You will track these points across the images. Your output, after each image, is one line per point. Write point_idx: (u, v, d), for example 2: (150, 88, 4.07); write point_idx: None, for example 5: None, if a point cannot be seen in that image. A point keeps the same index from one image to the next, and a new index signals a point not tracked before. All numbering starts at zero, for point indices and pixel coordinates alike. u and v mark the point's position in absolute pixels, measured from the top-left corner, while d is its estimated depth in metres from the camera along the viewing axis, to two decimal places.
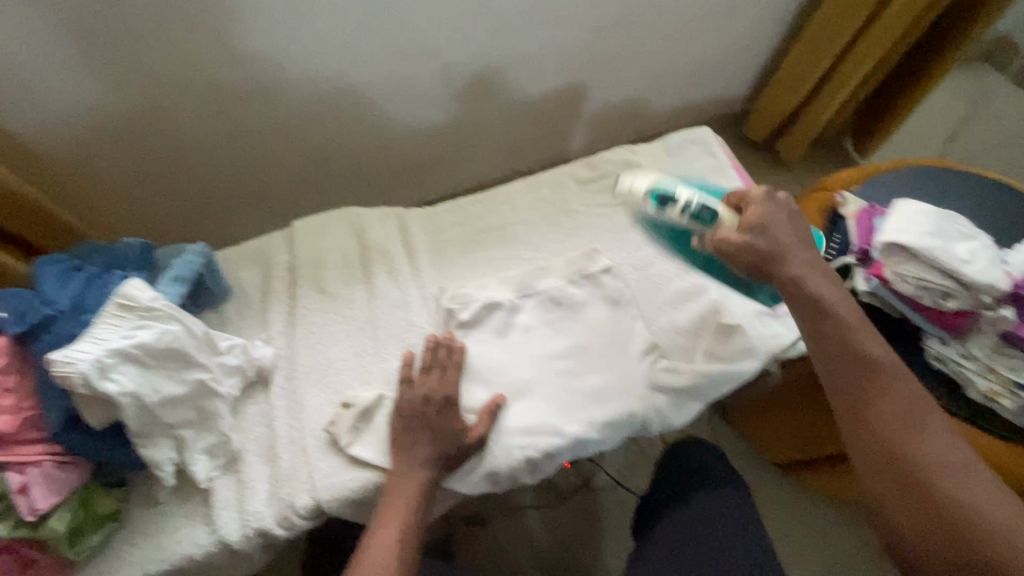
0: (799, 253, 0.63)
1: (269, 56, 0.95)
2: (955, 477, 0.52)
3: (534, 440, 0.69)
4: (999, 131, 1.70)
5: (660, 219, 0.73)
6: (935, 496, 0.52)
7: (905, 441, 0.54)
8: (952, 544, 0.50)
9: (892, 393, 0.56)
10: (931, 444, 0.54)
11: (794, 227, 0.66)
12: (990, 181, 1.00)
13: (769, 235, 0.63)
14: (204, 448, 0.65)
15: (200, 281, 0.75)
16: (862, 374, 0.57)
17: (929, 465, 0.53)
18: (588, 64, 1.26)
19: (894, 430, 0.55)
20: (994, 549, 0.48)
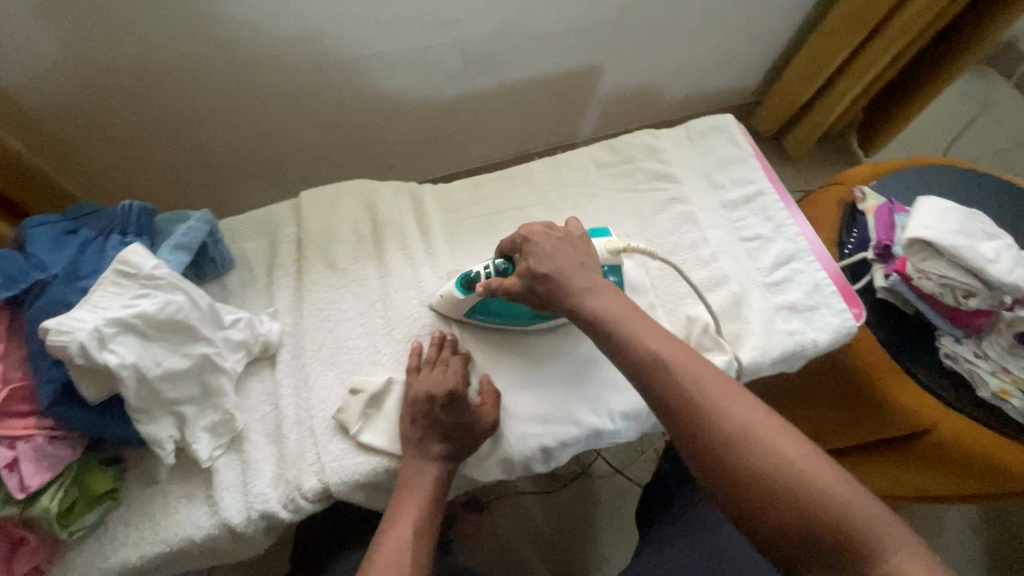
0: (574, 275, 0.62)
1: (275, 19, 0.89)
2: (787, 457, 0.46)
3: (550, 429, 0.67)
4: (1002, 135, 1.71)
5: (477, 306, 0.70)
6: (773, 490, 0.45)
7: (722, 436, 0.48)
8: (806, 540, 0.43)
9: (691, 383, 0.51)
10: (751, 429, 0.48)
11: (568, 248, 0.64)
12: (1008, 183, 0.98)
13: (541, 273, 0.62)
14: (207, 426, 0.62)
15: (203, 250, 0.71)
16: (660, 372, 0.52)
17: (754, 454, 0.46)
18: (606, 44, 1.22)
19: (707, 424, 0.48)
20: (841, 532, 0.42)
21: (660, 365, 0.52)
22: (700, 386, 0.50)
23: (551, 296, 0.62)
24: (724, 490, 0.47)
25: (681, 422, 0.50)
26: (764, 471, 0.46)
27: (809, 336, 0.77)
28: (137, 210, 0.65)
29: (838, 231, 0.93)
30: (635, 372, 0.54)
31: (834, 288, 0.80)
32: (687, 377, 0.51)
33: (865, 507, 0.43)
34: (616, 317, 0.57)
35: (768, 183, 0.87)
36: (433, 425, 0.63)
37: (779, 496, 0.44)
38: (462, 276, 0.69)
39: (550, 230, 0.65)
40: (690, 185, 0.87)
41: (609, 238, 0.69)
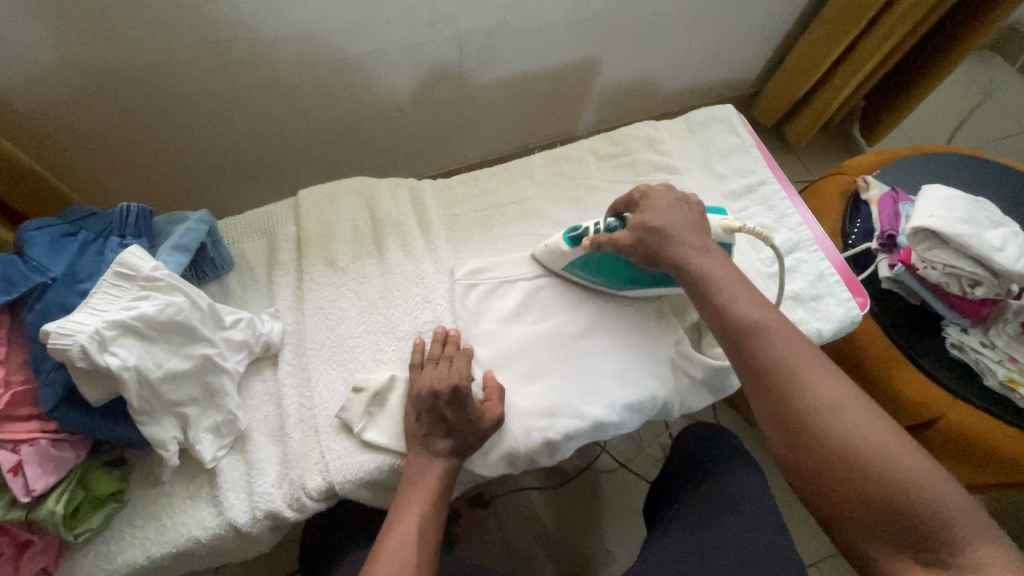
0: (684, 235, 0.62)
1: (271, 16, 0.88)
2: (876, 432, 0.47)
3: (554, 423, 0.67)
4: (1007, 121, 1.69)
5: (578, 261, 0.72)
6: (855, 464, 0.46)
7: (810, 405, 0.49)
8: (883, 515, 0.44)
9: (787, 348, 0.51)
10: (840, 402, 0.48)
11: (681, 212, 0.64)
12: (1013, 170, 0.97)
13: (654, 227, 0.62)
14: (209, 427, 0.62)
15: (202, 250, 0.71)
16: (754, 335, 0.53)
17: (844, 426, 0.47)
18: (604, 36, 1.21)
19: (797, 391, 0.49)
20: (922, 512, 0.43)
21: (755, 329, 0.53)
22: (795, 353, 0.51)
23: (658, 254, 0.62)
24: (810, 457, 0.48)
25: (769, 387, 0.51)
26: (849, 444, 0.46)
27: (814, 326, 0.76)
28: (136, 212, 0.65)
29: (842, 221, 0.92)
30: (725, 336, 0.55)
31: (839, 277, 0.80)
32: (784, 343, 0.52)
33: (948, 491, 0.44)
34: (716, 280, 0.58)
35: (770, 173, 0.87)
36: (437, 421, 0.62)
37: (867, 470, 0.45)
38: (574, 230, 0.71)
39: (672, 200, 0.65)
40: (692, 176, 0.86)
41: (724, 216, 0.68)
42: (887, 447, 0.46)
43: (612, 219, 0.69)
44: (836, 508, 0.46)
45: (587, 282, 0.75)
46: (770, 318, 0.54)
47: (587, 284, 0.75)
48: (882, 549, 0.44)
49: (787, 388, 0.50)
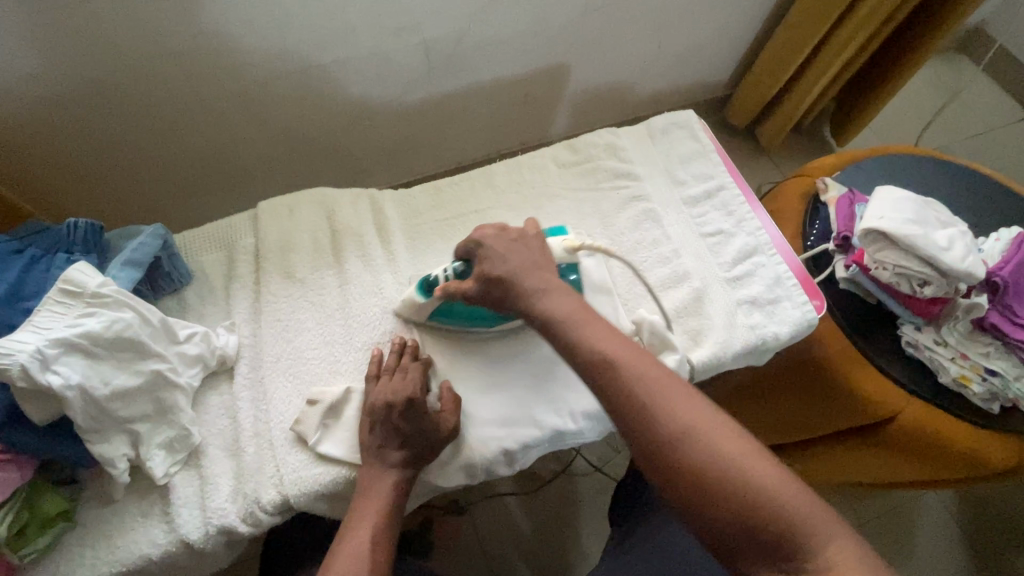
0: (528, 275, 0.61)
1: (232, 30, 0.88)
2: (733, 453, 0.46)
3: (511, 432, 0.67)
4: (973, 120, 1.72)
5: (441, 308, 0.70)
6: (710, 488, 0.45)
7: (668, 436, 0.47)
8: (748, 535, 0.44)
9: (639, 382, 0.50)
10: (695, 428, 0.47)
11: (522, 251, 0.64)
12: (969, 170, 0.99)
13: (496, 275, 0.61)
14: (162, 443, 0.62)
15: (157, 264, 0.70)
16: (609, 373, 0.51)
17: (702, 452, 0.46)
18: (572, 42, 1.22)
19: (652, 425, 0.48)
20: (781, 527, 0.43)
21: (607, 365, 0.52)
22: (646, 383, 0.50)
23: (506, 301, 0.61)
24: (675, 489, 0.46)
25: (628, 423, 0.49)
26: (708, 471, 0.45)
27: (770, 329, 0.77)
28: (83, 227, 0.65)
29: (802, 223, 0.93)
30: (586, 372, 0.53)
31: (796, 280, 0.80)
32: (638, 375, 0.50)
33: (800, 498, 0.44)
34: (563, 317, 0.57)
35: (728, 178, 0.88)
36: (391, 434, 0.62)
37: (728, 494, 0.44)
38: (425, 279, 0.69)
39: (501, 239, 0.65)
40: (651, 182, 0.87)
41: (564, 237, 0.71)
42: (743, 463, 0.45)
43: (455, 264, 0.67)
44: (709, 535, 0.45)
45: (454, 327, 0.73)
46: (622, 350, 0.52)
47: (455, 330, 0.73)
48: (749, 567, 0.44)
49: (644, 421, 0.48)
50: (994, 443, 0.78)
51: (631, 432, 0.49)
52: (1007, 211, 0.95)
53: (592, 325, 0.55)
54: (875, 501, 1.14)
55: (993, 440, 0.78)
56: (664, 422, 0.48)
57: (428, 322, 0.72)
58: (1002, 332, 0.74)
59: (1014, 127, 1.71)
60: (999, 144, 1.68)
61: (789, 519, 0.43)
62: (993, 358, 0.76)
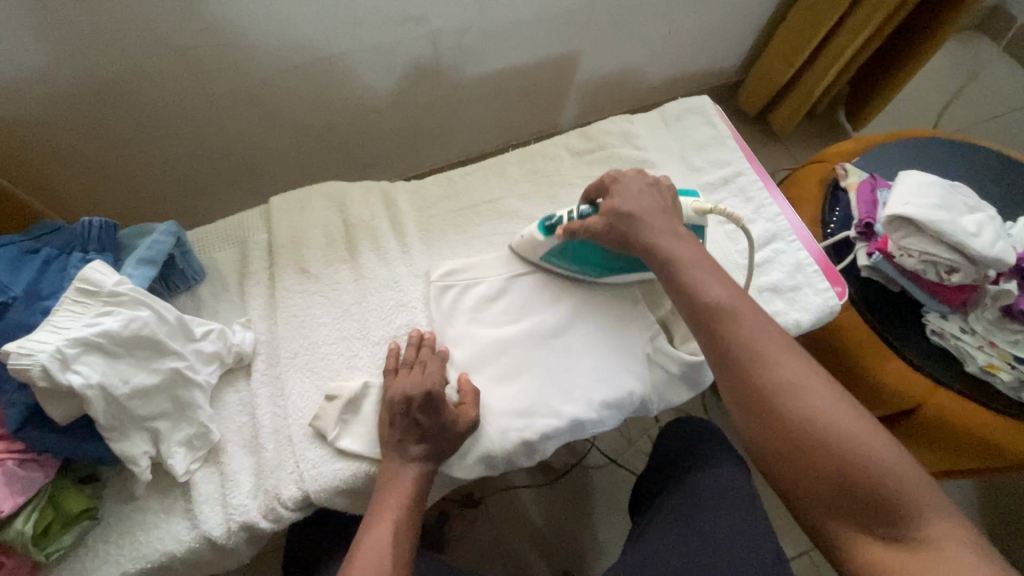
0: (651, 219, 0.64)
1: (239, 24, 0.87)
2: (839, 415, 0.48)
3: (532, 422, 0.66)
4: (992, 101, 1.68)
5: (555, 251, 0.72)
6: (813, 443, 0.48)
7: (774, 384, 0.50)
8: (844, 493, 0.46)
9: (753, 333, 0.53)
10: (803, 381, 0.50)
11: (653, 197, 0.66)
12: (994, 152, 0.96)
13: (625, 213, 0.64)
14: (182, 441, 0.62)
15: (171, 262, 0.70)
16: (721, 320, 0.54)
17: (806, 408, 0.49)
18: (582, 28, 1.20)
19: (767, 374, 0.51)
20: (877, 483, 0.45)
21: (721, 312, 0.55)
22: (760, 335, 0.53)
23: (628, 241, 0.64)
24: (774, 439, 0.50)
25: (737, 369, 0.52)
26: (812, 422, 0.48)
27: (791, 317, 0.76)
28: (98, 226, 0.65)
29: (821, 210, 0.91)
30: (697, 318, 0.56)
31: (817, 266, 0.79)
32: (751, 327, 0.53)
33: (901, 462, 0.46)
34: (685, 262, 0.60)
35: (747, 164, 0.86)
36: (410, 428, 0.62)
37: (827, 451, 0.47)
38: (547, 220, 0.71)
39: (638, 186, 0.67)
40: (668, 170, 0.85)
41: (695, 198, 0.69)
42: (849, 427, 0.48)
43: (584, 206, 0.70)
44: (800, 484, 0.49)
45: (563, 271, 0.75)
46: (739, 301, 0.55)
47: (563, 273, 0.75)
48: (836, 523, 0.47)
49: (754, 369, 0.51)
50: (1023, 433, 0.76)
51: (739, 380, 0.52)
52: None
53: (707, 278, 0.58)
54: None
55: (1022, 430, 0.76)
56: (773, 374, 0.51)
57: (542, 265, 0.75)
58: None
59: None
60: (1019, 126, 1.64)
61: (887, 477, 0.45)
62: (1022, 346, 0.73)
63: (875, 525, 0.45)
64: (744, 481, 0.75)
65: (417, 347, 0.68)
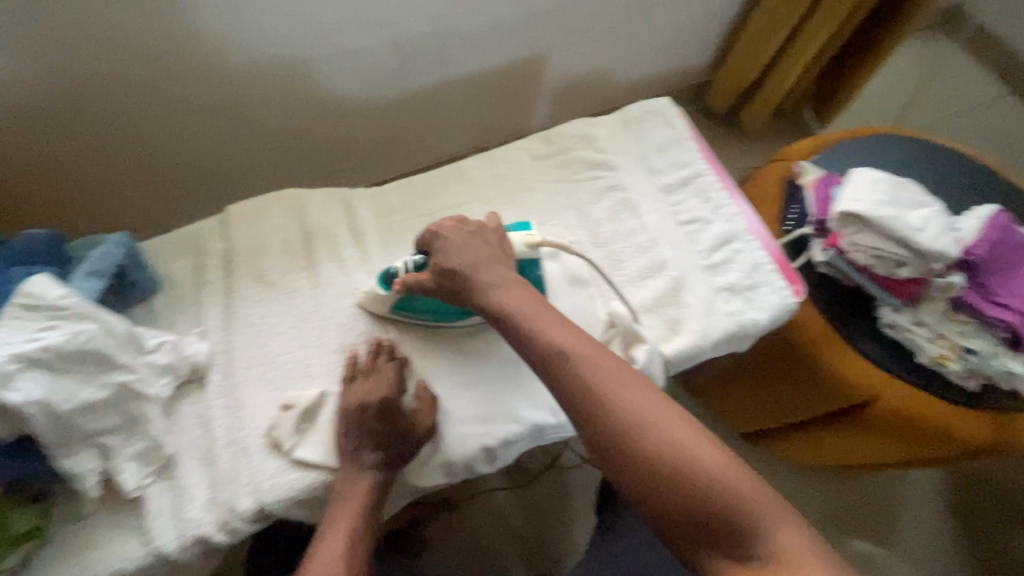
0: (481, 271, 0.62)
1: (195, 30, 0.86)
2: (683, 442, 0.47)
3: (491, 428, 0.66)
4: (953, 99, 1.72)
5: (399, 304, 0.70)
6: (661, 478, 0.46)
7: (619, 424, 0.49)
8: (698, 524, 0.45)
9: (591, 375, 0.52)
10: (644, 417, 0.49)
11: (478, 244, 0.65)
12: (945, 149, 0.99)
13: (448, 269, 0.63)
14: (133, 455, 0.60)
15: (123, 273, 0.69)
16: (560, 367, 0.53)
17: (650, 443, 0.47)
18: (548, 32, 1.20)
19: (607, 414, 0.50)
20: (728, 514, 0.44)
21: (561, 359, 0.53)
22: (598, 376, 0.52)
23: (460, 296, 0.63)
24: (627, 481, 0.48)
25: (581, 415, 0.51)
26: (659, 458, 0.47)
27: (749, 316, 0.77)
28: (42, 237, 0.64)
29: (780, 208, 0.93)
30: (540, 366, 0.55)
31: (773, 266, 0.80)
32: (589, 369, 0.52)
33: (748, 483, 0.45)
34: (516, 313, 0.58)
35: (705, 165, 0.87)
36: (366, 438, 0.62)
37: (674, 484, 0.46)
38: (384, 273, 0.69)
39: (457, 234, 0.66)
40: (628, 172, 0.86)
41: (527, 232, 0.70)
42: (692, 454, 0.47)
43: (415, 257, 0.68)
44: (664, 526, 0.46)
45: (415, 327, 0.72)
46: (577, 344, 0.54)
47: (416, 329, 0.72)
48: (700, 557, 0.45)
49: (594, 411, 0.50)
50: (973, 422, 0.78)
51: (585, 425, 0.50)
52: (983, 189, 0.95)
53: (550, 321, 0.57)
54: (860, 482, 1.15)
55: (973, 419, 0.78)
56: (613, 414, 0.49)
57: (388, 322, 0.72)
58: (982, 313, 0.75)
59: (993, 105, 1.72)
60: (978, 123, 1.68)
61: (736, 504, 0.44)
62: (969, 337, 0.76)
63: (739, 560, 0.43)
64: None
65: (374, 356, 0.67)
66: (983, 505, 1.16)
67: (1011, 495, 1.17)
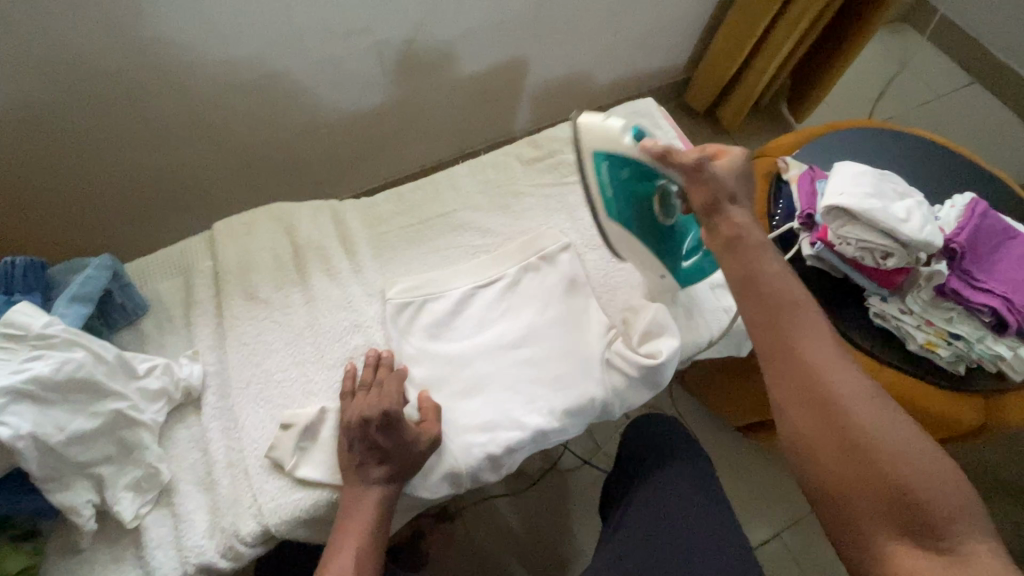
0: (736, 199, 0.61)
1: (175, 40, 0.84)
2: (887, 426, 0.50)
3: (495, 437, 0.66)
4: (923, 90, 1.77)
5: (622, 161, 0.67)
6: (859, 450, 0.49)
7: (834, 391, 0.51)
8: (888, 502, 0.48)
9: (810, 335, 0.54)
10: (856, 390, 0.51)
11: (744, 174, 0.63)
12: (921, 139, 1.01)
13: (711, 177, 0.61)
14: (129, 484, 0.59)
15: (108, 297, 0.67)
16: (779, 318, 0.55)
17: (855, 415, 0.50)
18: (528, 36, 1.21)
19: (817, 374, 0.52)
20: (922, 503, 0.47)
21: (785, 313, 0.55)
22: (814, 338, 0.54)
23: (706, 207, 0.61)
24: (819, 442, 0.51)
25: (788, 367, 0.53)
26: (863, 430, 0.50)
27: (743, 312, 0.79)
28: (22, 265, 0.62)
29: (766, 203, 0.94)
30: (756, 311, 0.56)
31: None
32: (808, 328, 0.54)
33: (951, 482, 0.48)
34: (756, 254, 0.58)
35: None
36: (370, 453, 0.61)
37: (872, 459, 0.49)
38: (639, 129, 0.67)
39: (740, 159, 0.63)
40: None
41: None
42: (898, 441, 0.49)
43: None
44: (845, 493, 0.50)
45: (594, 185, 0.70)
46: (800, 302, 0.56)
47: (591, 186, 0.70)
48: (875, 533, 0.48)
49: (802, 364, 0.53)
50: (961, 404, 0.81)
51: (789, 380, 0.53)
52: (959, 177, 0.98)
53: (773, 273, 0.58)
54: None
55: (960, 401, 0.81)
56: (824, 378, 0.52)
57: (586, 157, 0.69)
58: (964, 298, 0.75)
59: (960, 94, 1.77)
60: (947, 112, 1.73)
61: (934, 498, 0.47)
62: (955, 324, 0.77)
63: (921, 546, 0.47)
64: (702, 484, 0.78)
65: (373, 371, 0.66)
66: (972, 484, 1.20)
67: (999, 474, 1.21)
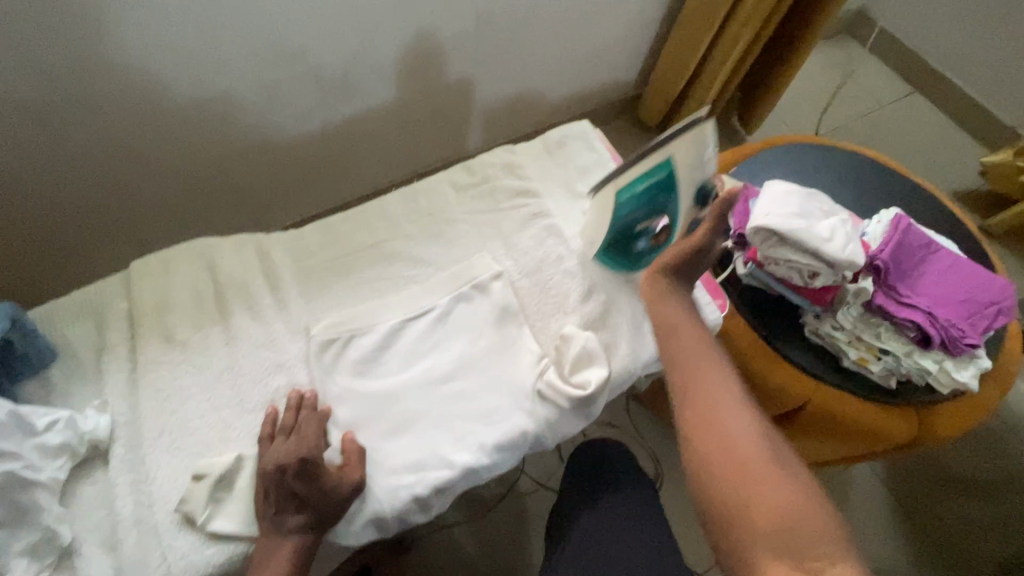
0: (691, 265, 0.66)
1: (92, 74, 0.80)
2: (772, 455, 0.52)
3: (421, 478, 0.64)
4: (867, 100, 1.82)
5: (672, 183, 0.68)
6: (744, 470, 0.51)
7: (725, 416, 0.54)
8: (765, 522, 0.48)
9: (713, 368, 0.57)
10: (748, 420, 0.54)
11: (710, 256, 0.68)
12: (854, 154, 1.03)
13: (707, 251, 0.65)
14: (24, 550, 0.55)
15: (10, 346, 0.63)
16: (684, 353, 0.59)
17: (743, 440, 0.52)
18: (472, 57, 1.20)
19: (714, 401, 0.55)
20: (795, 526, 0.48)
21: (695, 347, 0.59)
22: (715, 372, 0.57)
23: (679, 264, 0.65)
24: (710, 460, 0.52)
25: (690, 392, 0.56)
26: (748, 454, 0.51)
27: None
28: None
29: None
30: (667, 345, 0.60)
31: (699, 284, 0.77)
32: (712, 363, 0.58)
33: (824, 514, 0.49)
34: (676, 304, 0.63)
35: None
36: (286, 503, 0.58)
37: (753, 481, 0.50)
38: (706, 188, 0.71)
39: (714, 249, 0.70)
40: (552, 198, 0.85)
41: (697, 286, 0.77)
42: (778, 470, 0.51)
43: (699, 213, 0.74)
44: (727, 511, 0.50)
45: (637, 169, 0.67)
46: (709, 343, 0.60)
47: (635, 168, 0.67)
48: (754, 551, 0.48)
49: (704, 392, 0.56)
50: (896, 421, 0.82)
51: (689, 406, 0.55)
52: (891, 190, 1.00)
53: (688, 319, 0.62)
54: None
55: (895, 417, 0.82)
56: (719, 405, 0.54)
57: (663, 150, 0.65)
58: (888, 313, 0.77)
59: (903, 103, 1.83)
60: (889, 121, 1.79)
61: (808, 524, 0.48)
62: (884, 339, 0.78)
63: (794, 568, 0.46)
64: (640, 509, 0.80)
65: (294, 413, 0.64)
66: (921, 489, 1.22)
67: (945, 477, 1.23)
